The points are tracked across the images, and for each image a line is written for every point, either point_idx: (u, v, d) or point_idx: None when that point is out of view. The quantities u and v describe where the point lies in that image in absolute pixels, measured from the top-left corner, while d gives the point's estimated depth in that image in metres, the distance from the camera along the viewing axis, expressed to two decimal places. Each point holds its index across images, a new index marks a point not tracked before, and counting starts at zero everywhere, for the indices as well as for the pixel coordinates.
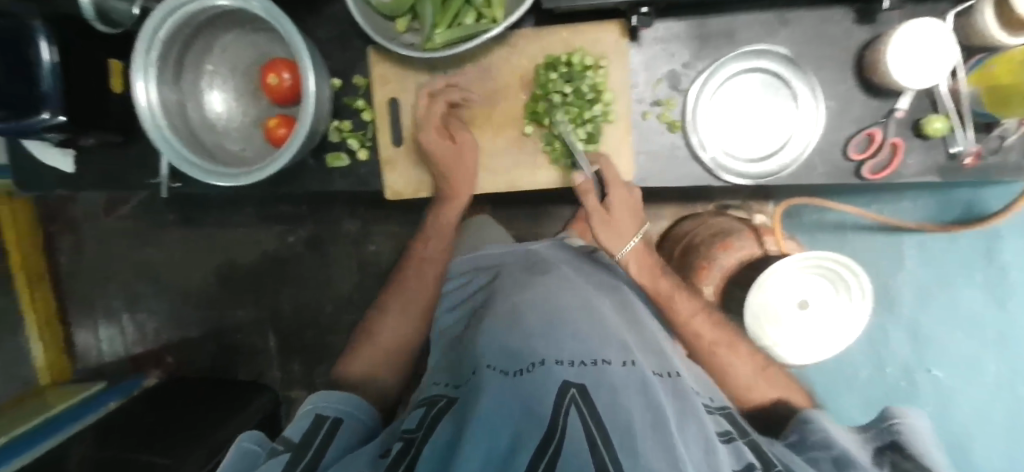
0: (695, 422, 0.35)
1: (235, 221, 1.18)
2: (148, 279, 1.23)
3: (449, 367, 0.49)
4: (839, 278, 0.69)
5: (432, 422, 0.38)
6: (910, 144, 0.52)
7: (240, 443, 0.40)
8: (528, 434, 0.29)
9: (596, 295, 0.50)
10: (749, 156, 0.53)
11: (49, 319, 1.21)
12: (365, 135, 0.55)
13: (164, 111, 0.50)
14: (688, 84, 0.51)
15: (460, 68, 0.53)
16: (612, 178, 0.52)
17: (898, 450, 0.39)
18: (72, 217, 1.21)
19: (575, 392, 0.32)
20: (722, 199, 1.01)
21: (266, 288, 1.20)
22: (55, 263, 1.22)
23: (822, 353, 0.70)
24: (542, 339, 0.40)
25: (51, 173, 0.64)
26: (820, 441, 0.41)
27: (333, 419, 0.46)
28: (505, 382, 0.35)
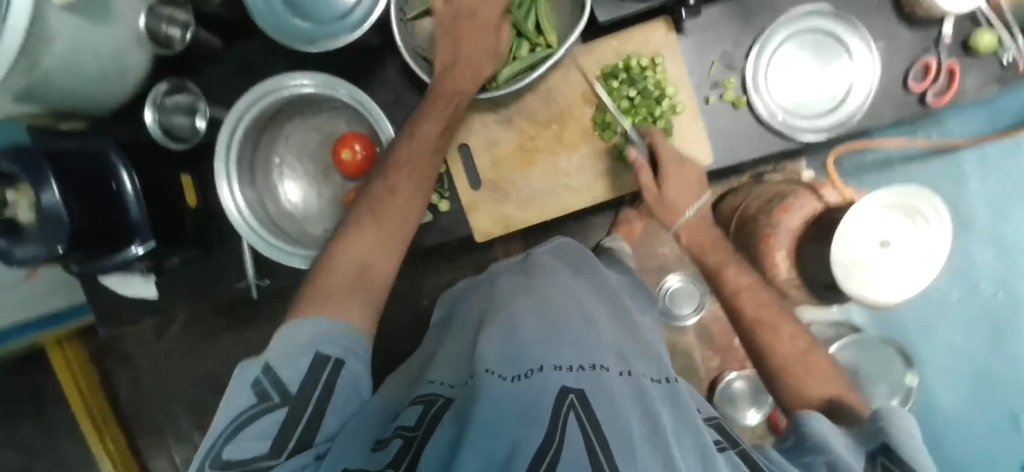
0: (692, 436, 0.31)
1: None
2: None
3: (449, 362, 0.42)
4: (918, 214, 0.64)
5: (433, 421, 0.31)
6: (964, 64, 0.54)
7: (240, 374, 0.36)
8: (528, 436, 0.25)
9: (589, 297, 0.46)
10: (813, 113, 0.54)
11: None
12: (442, 186, 0.56)
13: (251, 210, 0.53)
14: (742, 61, 0.53)
15: (521, 100, 0.54)
16: (666, 152, 0.49)
17: (888, 459, 0.31)
18: None
19: (574, 397, 0.28)
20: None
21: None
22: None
23: (906, 293, 0.64)
24: (540, 343, 0.36)
25: (133, 303, 0.64)
26: (818, 445, 0.34)
27: (333, 362, 0.37)
28: (505, 385, 0.30)
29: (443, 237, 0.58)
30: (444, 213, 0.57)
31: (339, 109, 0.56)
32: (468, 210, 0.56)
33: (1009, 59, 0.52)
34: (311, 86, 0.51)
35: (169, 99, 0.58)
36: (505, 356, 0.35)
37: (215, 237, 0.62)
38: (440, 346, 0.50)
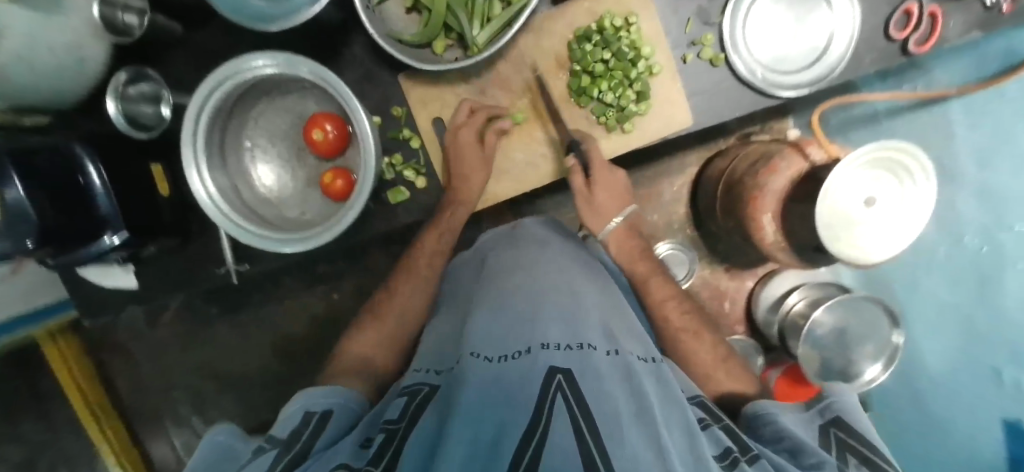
0: (677, 413, 0.34)
1: (276, 295, 1.17)
2: (208, 377, 1.22)
3: (432, 355, 0.47)
4: (907, 173, 0.63)
5: (414, 415, 0.36)
6: (948, 8, 0.52)
7: (215, 435, 0.42)
8: (514, 425, 0.28)
9: (580, 278, 0.51)
10: (793, 67, 0.53)
11: (125, 445, 1.20)
12: (418, 163, 0.56)
13: (221, 194, 0.51)
14: (718, 16, 0.51)
15: (493, 68, 0.54)
16: (599, 160, 0.53)
17: (841, 428, 0.38)
18: (118, 339, 1.21)
19: (561, 378, 0.32)
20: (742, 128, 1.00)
21: (324, 351, 1.19)
22: (114, 388, 1.22)
23: (892, 249, 0.63)
24: (524, 325, 0.39)
25: (116, 293, 0.65)
26: (772, 432, 0.39)
27: (322, 414, 0.44)
28: (492, 368, 0.35)
29: (421, 216, 0.58)
30: (422, 190, 0.57)
31: (307, 89, 0.56)
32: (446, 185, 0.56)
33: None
34: (267, 67, 0.48)
35: (132, 88, 0.57)
36: (492, 343, 0.39)
37: (194, 225, 0.63)
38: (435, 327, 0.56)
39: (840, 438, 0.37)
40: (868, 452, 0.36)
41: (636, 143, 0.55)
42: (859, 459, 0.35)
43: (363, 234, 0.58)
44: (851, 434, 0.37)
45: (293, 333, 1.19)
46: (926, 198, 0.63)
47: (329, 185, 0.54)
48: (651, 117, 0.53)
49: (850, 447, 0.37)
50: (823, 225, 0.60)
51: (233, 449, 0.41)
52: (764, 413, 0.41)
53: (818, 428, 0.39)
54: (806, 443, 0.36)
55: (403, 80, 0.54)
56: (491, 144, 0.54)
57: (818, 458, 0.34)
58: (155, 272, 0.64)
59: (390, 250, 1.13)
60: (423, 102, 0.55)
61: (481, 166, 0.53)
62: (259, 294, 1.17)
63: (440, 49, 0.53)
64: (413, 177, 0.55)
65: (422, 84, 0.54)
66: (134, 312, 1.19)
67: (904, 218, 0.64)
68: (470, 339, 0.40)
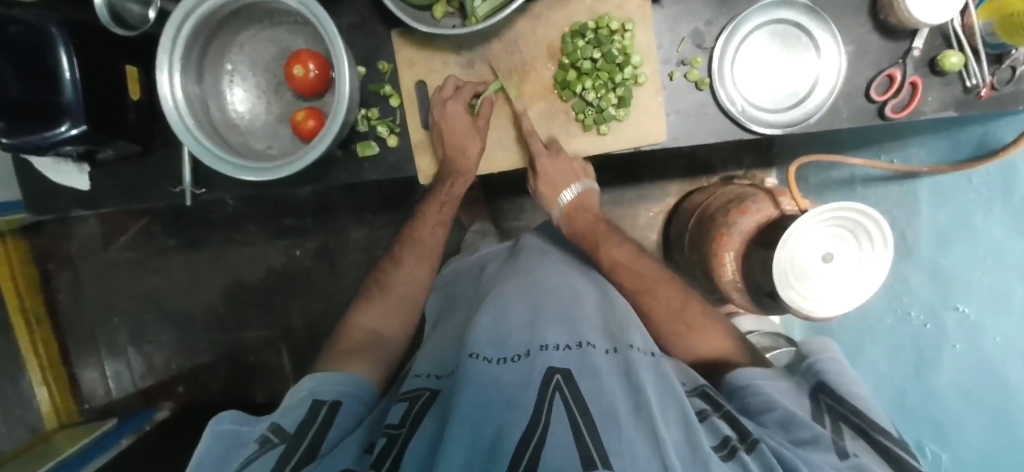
0: (675, 404, 0.36)
1: (238, 239, 1.15)
2: (152, 308, 1.20)
3: (433, 359, 0.51)
4: (866, 234, 0.60)
5: (417, 417, 0.39)
6: (929, 82, 0.54)
7: (217, 426, 0.42)
8: (515, 423, 0.32)
9: (581, 285, 0.55)
10: (774, 107, 0.54)
11: (53, 363, 1.16)
12: (393, 121, 0.57)
13: (188, 108, 0.51)
14: (712, 41, 0.53)
15: (487, 44, 0.55)
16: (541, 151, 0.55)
17: (829, 395, 0.44)
18: (69, 252, 1.18)
19: (559, 378, 0.35)
20: (726, 170, 1.03)
21: (276, 305, 1.17)
22: (54, 302, 1.19)
23: (841, 307, 0.60)
24: (524, 331, 0.44)
25: (67, 193, 0.64)
26: (761, 401, 0.42)
27: (329, 403, 0.45)
28: (491, 369, 0.38)
29: (387, 175, 0.58)
30: (392, 149, 0.57)
31: (299, 25, 0.56)
32: (417, 148, 0.58)
33: (973, 82, 0.53)
34: None
35: None
36: (490, 347, 0.42)
37: (158, 139, 0.62)
38: (434, 334, 0.60)
39: (829, 405, 0.42)
40: (860, 422, 0.39)
41: (609, 147, 0.56)
42: (844, 421, 0.40)
43: (327, 181, 0.58)
44: (840, 401, 0.42)
45: (248, 281, 1.17)
46: (882, 264, 0.60)
47: (300, 123, 0.54)
48: (629, 124, 0.54)
49: (843, 417, 0.40)
50: (778, 271, 0.59)
51: (237, 435, 0.42)
52: (752, 385, 0.44)
53: (812, 402, 0.43)
54: (793, 414, 0.39)
55: (395, 36, 0.55)
56: (482, 119, 0.56)
57: (809, 431, 0.38)
58: (112, 180, 0.63)
59: (363, 217, 1.12)
60: (411, 63, 0.56)
61: (469, 138, 0.56)
62: (221, 235, 1.16)
63: (439, 15, 0.53)
64: (385, 134, 0.56)
65: (414, 46, 0.55)
66: (90, 228, 1.17)
67: (863, 277, 0.61)
68: (470, 342, 0.44)
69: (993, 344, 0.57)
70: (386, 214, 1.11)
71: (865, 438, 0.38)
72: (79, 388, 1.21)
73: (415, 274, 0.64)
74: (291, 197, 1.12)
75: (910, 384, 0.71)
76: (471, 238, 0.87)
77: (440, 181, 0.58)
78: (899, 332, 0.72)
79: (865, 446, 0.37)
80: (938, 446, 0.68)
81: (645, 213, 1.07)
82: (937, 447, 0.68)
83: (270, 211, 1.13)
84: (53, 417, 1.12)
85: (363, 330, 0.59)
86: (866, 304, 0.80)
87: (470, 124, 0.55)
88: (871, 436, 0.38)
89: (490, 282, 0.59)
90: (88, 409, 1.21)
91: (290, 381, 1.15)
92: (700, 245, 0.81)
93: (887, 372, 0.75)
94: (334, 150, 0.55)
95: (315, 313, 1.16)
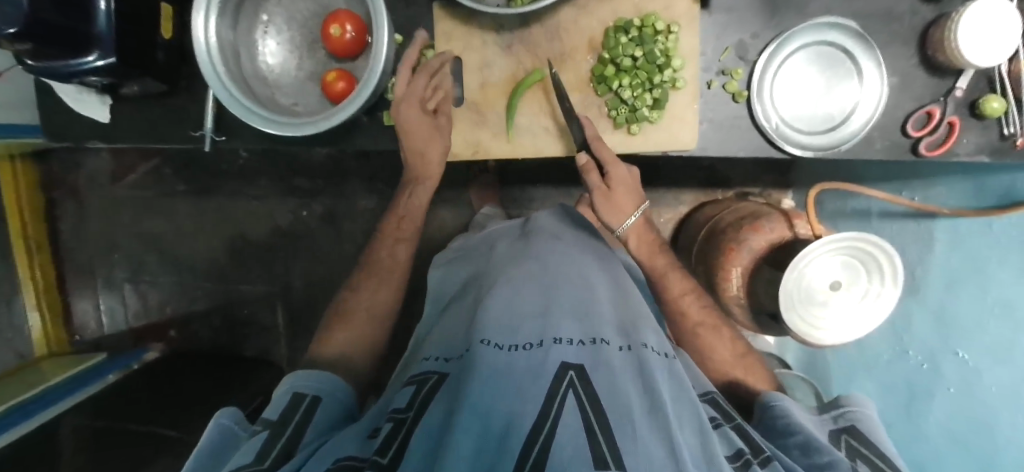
0: (690, 411, 0.36)
1: (247, 193, 1.15)
2: (154, 250, 1.20)
3: (443, 342, 0.51)
4: (880, 269, 0.59)
5: (423, 402, 0.40)
6: (966, 124, 0.53)
7: (217, 421, 0.43)
8: (525, 417, 0.31)
9: (594, 272, 0.55)
10: (808, 129, 0.53)
11: (48, 292, 1.16)
12: (424, 93, 0.56)
13: (220, 52, 0.50)
14: (756, 54, 0.52)
15: (528, 28, 0.55)
16: (609, 157, 0.52)
17: (853, 435, 0.42)
18: (76, 184, 1.18)
19: (572, 375, 0.35)
20: (742, 187, 1.03)
21: (276, 262, 1.17)
22: (56, 231, 1.19)
23: (842, 338, 0.60)
24: (537, 321, 0.43)
25: (87, 123, 0.64)
26: (784, 427, 0.43)
27: (310, 397, 0.47)
28: (501, 358, 0.38)
29: (410, 147, 0.58)
30: None
31: None
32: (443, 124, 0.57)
33: (1011, 130, 0.52)
34: None
35: None
36: (501, 335, 0.42)
37: (183, 81, 0.62)
38: (444, 311, 0.61)
39: (851, 444, 0.42)
40: (876, 459, 0.39)
41: (637, 148, 0.55)
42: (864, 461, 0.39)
43: (350, 145, 0.58)
44: (864, 441, 0.41)
45: (251, 236, 1.17)
46: (889, 302, 0.60)
47: (330, 83, 0.53)
48: (659, 127, 0.54)
49: (861, 453, 0.40)
50: (786, 296, 0.58)
51: (228, 433, 0.42)
52: (778, 408, 0.45)
53: (830, 434, 0.44)
54: (814, 440, 0.39)
55: (437, 8, 0.54)
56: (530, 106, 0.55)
57: (829, 456, 0.37)
58: (132, 116, 0.63)
59: (373, 187, 1.12)
60: (449, 37, 0.55)
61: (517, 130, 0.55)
62: (231, 186, 1.15)
63: None
64: (413, 105, 0.56)
65: (455, 20, 0.55)
66: (100, 163, 1.16)
67: (868, 308, 0.61)
68: (478, 331, 0.43)
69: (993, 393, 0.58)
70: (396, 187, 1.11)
71: None
72: (72, 320, 1.21)
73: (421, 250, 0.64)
74: (306, 157, 1.11)
75: (903, 424, 0.71)
76: (481, 221, 0.87)
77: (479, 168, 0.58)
78: (894, 370, 0.72)
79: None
80: None
81: (655, 219, 1.07)
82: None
83: (282, 169, 1.13)
84: (43, 343, 1.13)
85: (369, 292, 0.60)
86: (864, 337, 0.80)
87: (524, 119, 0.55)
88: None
89: (504, 259, 0.59)
90: (79, 340, 1.22)
91: (282, 340, 1.16)
92: (707, 258, 0.80)
93: (876, 407, 0.76)
94: (361, 115, 0.55)
95: (314, 276, 1.16)
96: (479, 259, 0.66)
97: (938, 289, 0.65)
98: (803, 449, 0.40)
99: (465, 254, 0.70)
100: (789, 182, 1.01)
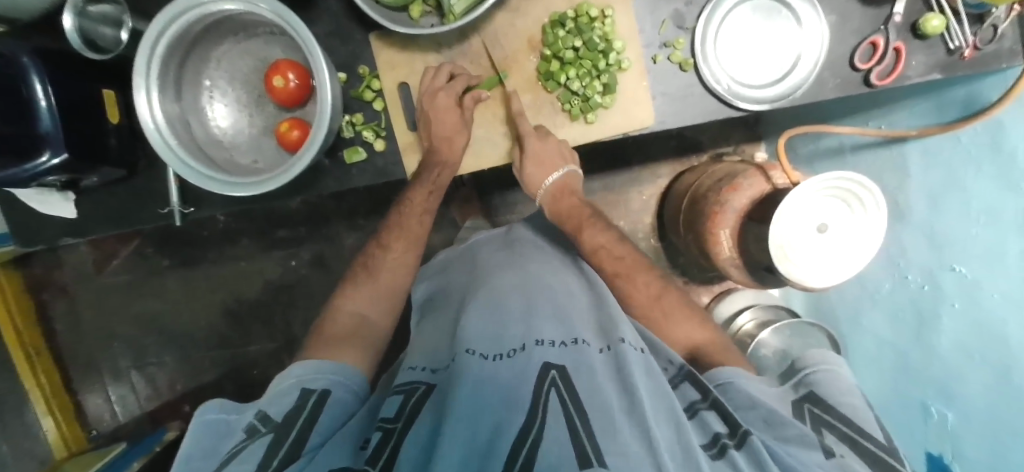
0: (665, 402, 0.37)
1: (232, 254, 1.15)
2: (152, 331, 1.19)
3: (427, 352, 0.52)
4: (852, 194, 0.58)
5: (413, 411, 0.40)
6: (911, 46, 0.54)
7: (203, 417, 0.42)
8: (512, 421, 0.32)
9: (568, 279, 0.58)
10: (759, 83, 0.54)
11: (58, 394, 1.16)
12: (379, 125, 0.56)
13: (169, 125, 0.50)
14: (693, 20, 0.53)
15: (467, 41, 0.55)
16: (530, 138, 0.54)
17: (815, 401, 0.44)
18: (63, 282, 1.17)
19: (554, 375, 0.37)
20: (715, 148, 1.04)
21: (276, 318, 1.16)
22: (53, 331, 1.18)
23: (842, 275, 0.58)
24: (518, 326, 0.46)
25: (55, 222, 0.64)
26: (746, 402, 0.42)
27: (320, 392, 0.45)
28: (485, 364, 0.40)
29: (376, 179, 0.58)
30: (380, 153, 0.57)
31: (275, 35, 0.56)
32: (403, 152, 0.57)
33: (956, 44, 0.53)
34: (232, 6, 0.48)
35: (92, 7, 0.56)
36: (485, 341, 0.44)
37: (142, 161, 0.62)
38: (421, 323, 0.63)
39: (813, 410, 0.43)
40: (841, 425, 0.41)
41: (598, 136, 0.56)
42: (829, 429, 0.41)
43: (318, 191, 0.58)
44: (824, 407, 0.43)
45: (246, 297, 1.16)
46: (876, 222, 0.57)
47: (284, 134, 0.54)
48: (614, 110, 0.54)
49: (824, 421, 0.42)
50: (776, 243, 0.57)
51: (226, 422, 0.42)
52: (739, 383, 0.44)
53: (793, 404, 0.45)
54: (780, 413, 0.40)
55: (373, 39, 0.55)
56: (469, 111, 0.55)
57: (797, 430, 0.38)
58: (96, 204, 0.63)
59: (355, 223, 1.12)
60: (393, 64, 0.55)
61: (455, 130, 0.55)
62: (214, 252, 1.15)
63: (416, 14, 0.52)
64: (372, 138, 0.56)
65: (394, 48, 0.55)
66: (83, 256, 1.16)
67: (857, 249, 0.59)
68: (461, 340, 0.45)
69: (992, 301, 0.53)
70: (378, 219, 1.11)
71: (850, 443, 0.39)
72: (86, 415, 1.20)
73: (402, 259, 0.63)
74: (282, 208, 1.12)
75: (913, 350, 0.69)
76: (465, 235, 0.86)
77: (424, 171, 0.56)
78: (899, 296, 0.71)
79: (849, 450, 0.38)
80: (945, 406, 0.64)
81: (638, 197, 1.07)
82: (943, 406, 0.64)
83: (262, 223, 1.13)
84: (62, 445, 1.12)
85: (354, 312, 0.59)
86: (864, 270, 0.80)
87: (459, 117, 0.54)
88: (854, 440, 0.39)
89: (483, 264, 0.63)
90: (97, 435, 1.20)
91: None
92: (695, 225, 0.80)
93: (893, 340, 0.74)
94: (321, 159, 0.55)
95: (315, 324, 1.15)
96: (456, 272, 0.67)
97: (922, 212, 0.65)
98: (768, 421, 0.40)
99: (442, 271, 0.70)
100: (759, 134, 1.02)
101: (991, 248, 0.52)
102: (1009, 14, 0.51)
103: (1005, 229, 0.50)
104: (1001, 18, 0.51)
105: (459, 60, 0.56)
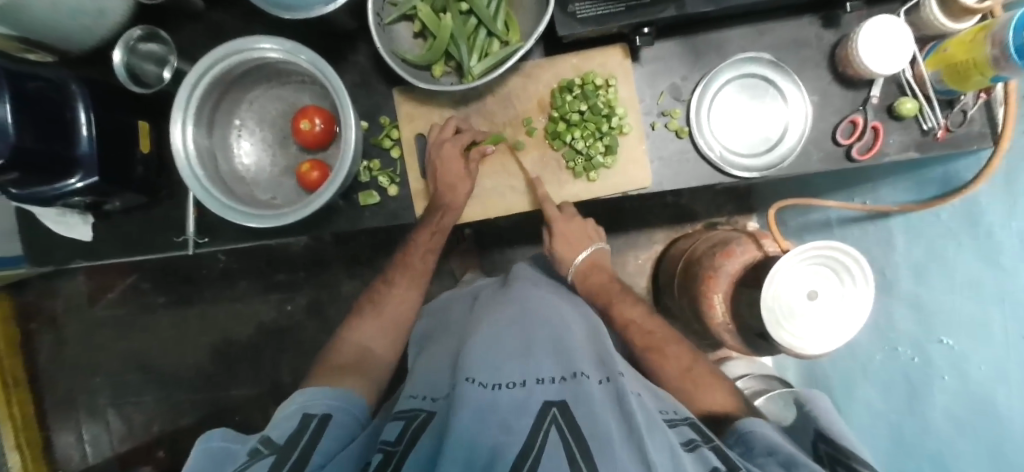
0: (660, 434, 0.38)
1: (229, 294, 1.16)
2: (136, 367, 1.18)
3: (431, 378, 0.52)
4: (844, 267, 0.60)
5: (413, 436, 0.41)
6: (889, 126, 0.59)
7: (205, 444, 0.42)
8: (508, 450, 0.35)
9: (572, 315, 0.59)
10: (748, 153, 0.58)
11: (29, 429, 1.14)
12: (394, 172, 0.60)
13: (198, 156, 0.54)
14: (689, 94, 0.58)
15: (482, 100, 0.60)
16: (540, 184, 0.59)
17: (827, 441, 0.46)
18: (55, 312, 1.17)
19: (555, 411, 0.38)
20: (708, 217, 1.08)
21: (265, 361, 1.15)
22: (35, 363, 1.17)
23: (829, 345, 0.59)
24: (519, 360, 0.47)
25: (68, 245, 0.66)
26: (765, 447, 0.43)
27: (320, 416, 0.46)
28: (485, 390, 0.41)
29: (386, 221, 0.61)
30: (392, 198, 0.61)
31: (305, 84, 0.60)
32: (415, 197, 0.61)
33: (929, 125, 0.58)
34: (273, 52, 0.52)
35: (142, 45, 0.61)
36: (485, 374, 0.44)
37: (164, 190, 0.65)
38: (421, 354, 0.64)
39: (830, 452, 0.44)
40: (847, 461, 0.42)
41: (599, 192, 0.60)
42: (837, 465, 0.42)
43: (331, 230, 0.61)
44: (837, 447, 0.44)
45: (237, 337, 1.16)
46: (864, 298, 0.59)
47: (305, 174, 0.57)
48: (616, 170, 0.58)
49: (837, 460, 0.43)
50: (766, 309, 0.59)
51: (227, 451, 0.41)
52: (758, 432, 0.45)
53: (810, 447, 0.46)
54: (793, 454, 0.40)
55: (397, 93, 0.60)
56: (473, 162, 0.59)
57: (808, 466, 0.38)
58: (114, 229, 0.66)
59: (354, 270, 1.13)
60: (412, 116, 0.60)
61: (458, 178, 0.57)
62: (212, 289, 1.16)
63: (438, 73, 0.57)
64: (386, 183, 0.59)
65: (414, 101, 0.60)
66: (79, 286, 1.17)
67: (847, 317, 0.61)
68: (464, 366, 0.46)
69: (978, 371, 0.55)
70: (378, 268, 1.12)
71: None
72: (54, 453, 1.17)
73: (401, 300, 0.64)
74: (284, 251, 1.14)
75: (906, 420, 0.69)
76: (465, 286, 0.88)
77: (425, 218, 0.59)
78: (890, 366, 0.72)
79: None
80: None
81: (634, 259, 1.10)
82: None
83: (262, 265, 1.15)
84: None
85: (350, 350, 0.60)
86: (856, 340, 0.81)
87: (461, 164, 0.57)
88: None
89: (492, 297, 0.65)
90: None
91: None
92: (689, 290, 0.82)
93: (882, 409, 0.74)
94: (337, 200, 0.59)
95: (303, 368, 1.14)
96: (457, 309, 0.70)
97: (908, 281, 0.67)
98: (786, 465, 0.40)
99: (439, 310, 0.72)
100: (751, 206, 1.06)
101: (973, 323, 0.55)
102: (976, 101, 0.56)
103: (988, 298, 0.52)
104: (969, 104, 0.56)
105: (473, 115, 0.60)
